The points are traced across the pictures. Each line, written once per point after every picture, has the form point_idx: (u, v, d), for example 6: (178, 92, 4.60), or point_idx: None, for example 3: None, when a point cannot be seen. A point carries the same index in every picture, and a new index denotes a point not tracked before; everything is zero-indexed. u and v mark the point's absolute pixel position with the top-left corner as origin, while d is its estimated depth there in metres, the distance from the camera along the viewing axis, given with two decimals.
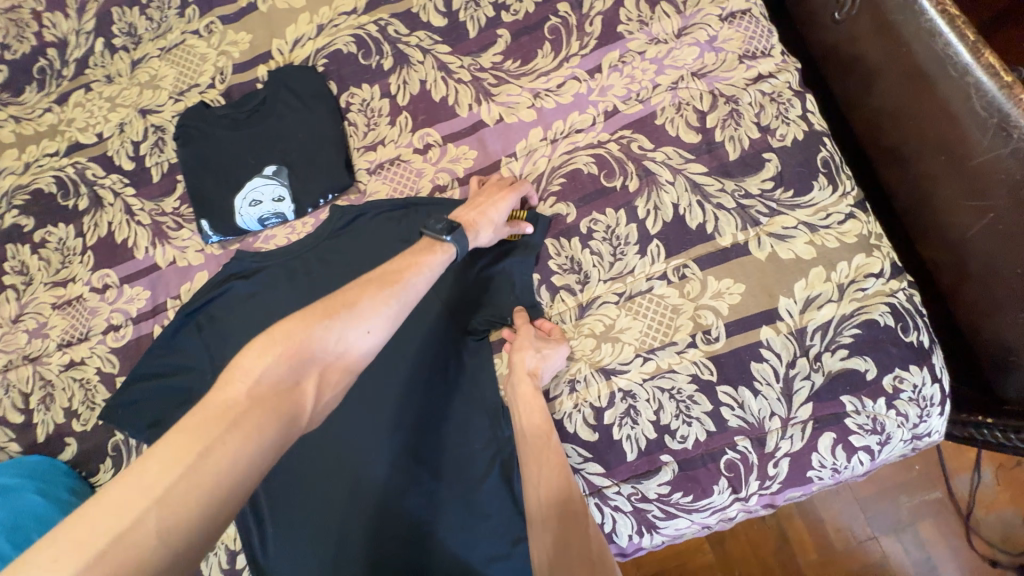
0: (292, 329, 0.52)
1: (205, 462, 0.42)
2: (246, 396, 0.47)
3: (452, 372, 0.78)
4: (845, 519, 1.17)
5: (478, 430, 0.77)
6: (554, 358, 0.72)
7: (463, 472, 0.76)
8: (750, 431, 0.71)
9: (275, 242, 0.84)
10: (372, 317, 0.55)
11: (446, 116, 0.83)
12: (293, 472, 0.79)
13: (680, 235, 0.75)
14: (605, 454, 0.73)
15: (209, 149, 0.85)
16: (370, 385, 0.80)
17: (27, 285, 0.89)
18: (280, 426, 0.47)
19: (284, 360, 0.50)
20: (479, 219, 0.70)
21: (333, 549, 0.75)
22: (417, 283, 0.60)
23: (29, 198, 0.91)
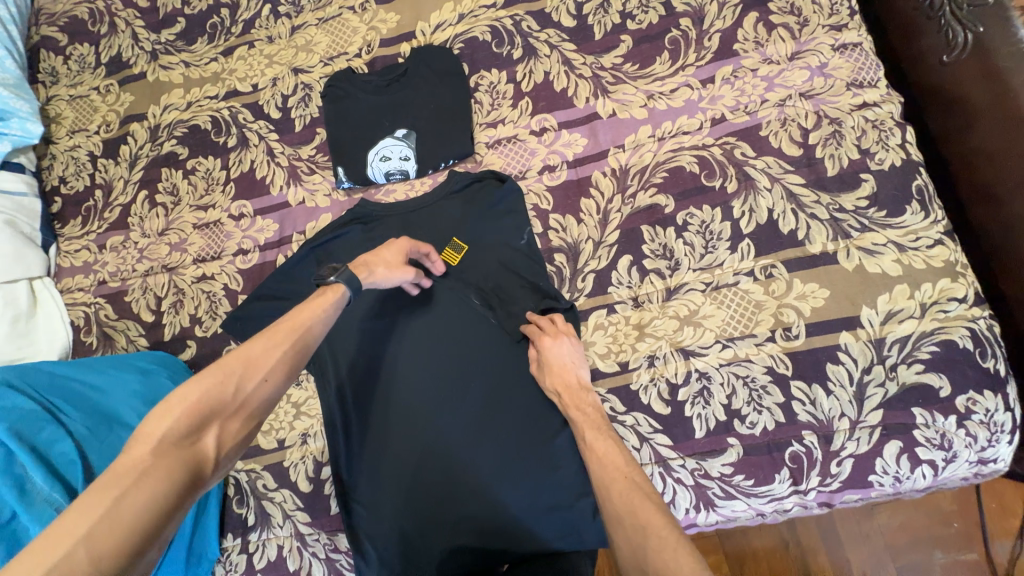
0: (189, 392, 0.54)
1: (118, 508, 0.46)
2: (149, 453, 0.50)
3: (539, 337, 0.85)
4: (873, 565, 1.18)
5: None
6: (561, 348, 0.78)
7: (539, 432, 0.81)
8: (818, 427, 0.75)
9: (395, 197, 0.94)
10: (271, 365, 0.59)
11: (564, 105, 0.92)
12: (381, 407, 0.86)
13: (771, 237, 0.81)
14: (674, 428, 0.78)
15: (351, 108, 0.97)
16: (463, 339, 0.86)
17: (175, 205, 1.02)
18: (181, 476, 0.51)
19: (184, 419, 0.53)
20: (366, 262, 0.76)
21: (411, 482, 0.83)
22: (319, 318, 0.65)
23: (186, 132, 1.05)
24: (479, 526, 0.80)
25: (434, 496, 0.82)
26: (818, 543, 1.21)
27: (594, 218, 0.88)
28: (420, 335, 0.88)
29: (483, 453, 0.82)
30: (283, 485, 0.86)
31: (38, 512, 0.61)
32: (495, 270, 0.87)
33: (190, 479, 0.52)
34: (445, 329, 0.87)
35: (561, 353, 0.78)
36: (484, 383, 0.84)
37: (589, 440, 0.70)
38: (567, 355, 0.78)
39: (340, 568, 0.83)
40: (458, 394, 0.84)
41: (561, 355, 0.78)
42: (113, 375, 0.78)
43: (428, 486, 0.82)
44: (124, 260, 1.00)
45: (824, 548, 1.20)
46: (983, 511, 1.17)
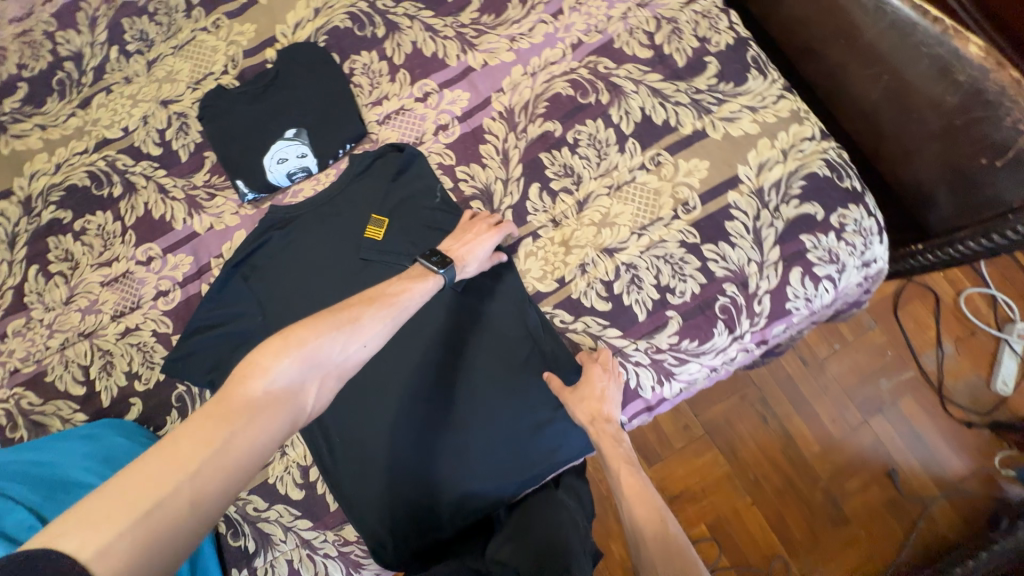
0: (305, 336, 0.58)
1: (236, 440, 0.48)
2: (265, 393, 0.53)
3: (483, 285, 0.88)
4: (839, 411, 1.45)
5: (516, 334, 0.85)
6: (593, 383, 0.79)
7: (508, 370, 0.84)
8: (734, 277, 0.85)
9: (304, 194, 0.95)
10: (368, 335, 0.64)
11: (439, 67, 0.97)
12: (351, 398, 0.86)
13: (650, 131, 0.90)
14: (620, 319, 0.86)
15: (234, 123, 0.96)
16: (411, 309, 0.88)
17: (74, 270, 0.97)
18: (286, 423, 0.53)
19: (298, 363, 0.56)
20: (466, 255, 0.81)
21: (400, 458, 0.83)
22: (410, 300, 0.71)
23: (64, 194, 0.99)
24: (476, 467, 0.82)
25: (427, 464, 0.83)
26: (793, 412, 1.46)
27: (496, 159, 0.93)
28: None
29: (459, 401, 0.84)
30: (275, 501, 0.85)
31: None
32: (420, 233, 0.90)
33: (290, 427, 0.54)
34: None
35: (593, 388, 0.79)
36: (444, 342, 0.86)
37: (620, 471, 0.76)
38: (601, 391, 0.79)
39: (355, 558, 0.84)
40: (423, 361, 0.86)
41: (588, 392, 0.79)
42: (58, 447, 0.75)
43: (417, 457, 0.83)
44: (33, 342, 0.94)
45: (798, 413, 1.46)
46: (906, 334, 1.49)
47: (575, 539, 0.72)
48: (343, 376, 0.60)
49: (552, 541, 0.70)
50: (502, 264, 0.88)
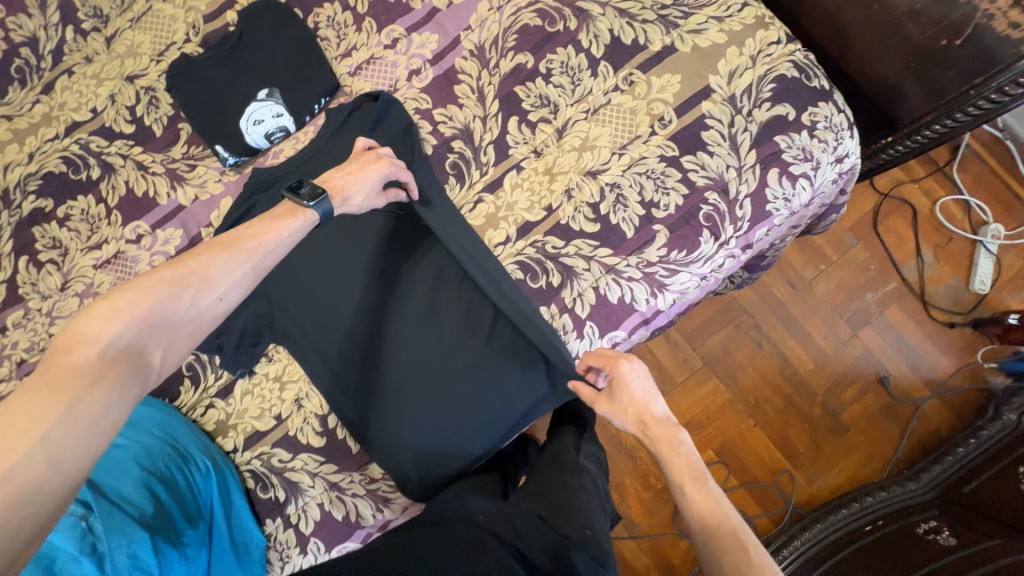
0: (137, 299, 0.52)
1: (76, 408, 0.45)
2: (98, 356, 0.48)
3: (466, 227, 0.90)
4: (828, 326, 1.51)
5: (501, 269, 0.88)
6: (632, 385, 0.75)
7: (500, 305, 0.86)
8: (715, 185, 0.88)
9: (285, 155, 0.96)
10: (229, 284, 0.57)
11: (403, 11, 0.96)
12: (361, 351, 0.90)
13: (620, 52, 0.91)
14: (609, 238, 0.88)
15: (204, 89, 0.95)
16: (405, 259, 0.91)
17: (65, 256, 0.97)
18: (133, 381, 0.49)
19: (138, 322, 0.51)
20: (346, 184, 0.74)
21: (412, 401, 0.88)
22: (278, 240, 0.62)
23: (42, 182, 0.99)
24: (484, 395, 0.87)
25: (438, 402, 0.87)
26: (785, 333, 1.52)
27: (472, 98, 0.94)
28: (366, 273, 0.91)
29: (456, 338, 0.88)
30: (299, 451, 0.88)
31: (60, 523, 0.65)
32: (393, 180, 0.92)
33: (143, 386, 0.50)
34: (389, 258, 0.91)
35: (635, 388, 0.75)
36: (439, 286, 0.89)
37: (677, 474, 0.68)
38: (642, 388, 0.75)
39: (383, 494, 0.88)
40: (417, 310, 0.89)
41: (624, 397, 0.75)
42: None
43: (428, 398, 0.87)
44: (35, 331, 0.95)
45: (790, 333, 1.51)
46: (888, 249, 1.53)
47: (591, 492, 0.77)
48: (198, 333, 0.56)
49: (570, 490, 0.75)
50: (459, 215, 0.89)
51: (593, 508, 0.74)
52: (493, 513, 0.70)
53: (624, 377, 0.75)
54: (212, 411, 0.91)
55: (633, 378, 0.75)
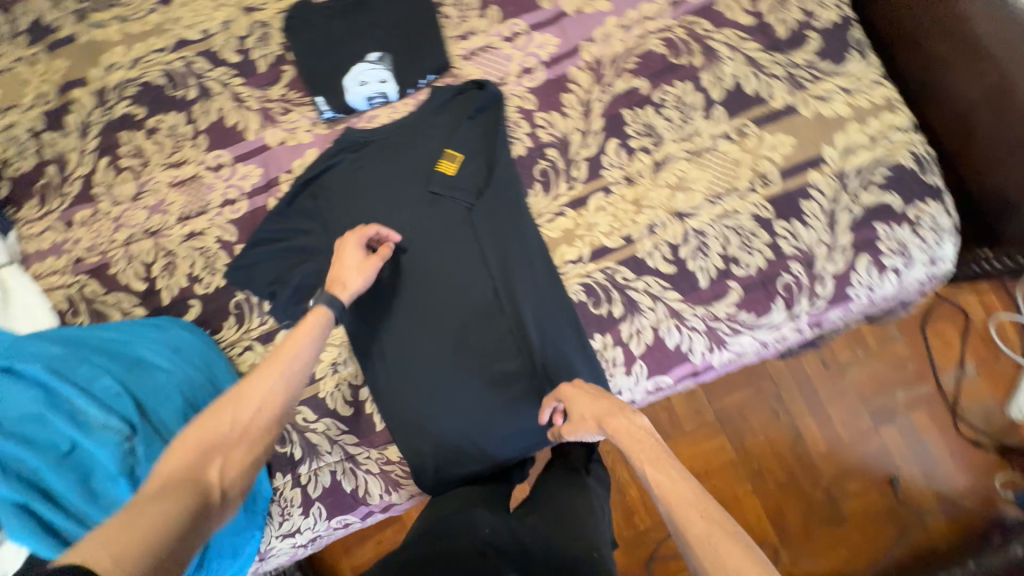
0: (200, 432, 0.54)
1: (138, 519, 0.43)
2: (160, 483, 0.49)
3: (534, 236, 0.88)
4: (852, 416, 1.47)
5: (558, 288, 0.86)
6: (574, 396, 0.74)
7: (548, 318, 0.86)
8: (802, 256, 0.85)
9: (379, 121, 0.95)
10: (262, 394, 0.58)
11: (531, 8, 0.96)
12: (405, 334, 0.88)
13: (739, 100, 0.89)
14: (682, 282, 0.86)
15: (318, 38, 0.95)
16: (469, 252, 0.89)
17: (144, 166, 0.98)
18: (192, 498, 0.48)
19: (195, 451, 0.52)
20: (341, 274, 0.77)
21: (445, 395, 0.87)
22: (302, 345, 0.64)
23: (139, 91, 1.00)
24: (512, 407, 0.86)
25: (471, 402, 0.87)
26: (806, 411, 1.48)
27: (577, 110, 0.93)
28: (427, 256, 0.89)
29: (498, 345, 0.87)
30: (323, 415, 0.88)
31: (98, 441, 0.64)
32: (475, 168, 0.90)
33: (200, 502, 0.48)
34: (453, 246, 0.89)
35: (578, 394, 0.74)
36: (496, 287, 0.88)
37: (646, 470, 0.56)
38: (584, 391, 0.74)
39: (395, 478, 0.88)
40: (466, 304, 0.88)
41: (574, 410, 0.73)
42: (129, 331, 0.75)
43: (462, 396, 0.87)
44: (99, 232, 0.96)
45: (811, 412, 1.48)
46: (930, 351, 1.48)
47: (606, 523, 0.73)
48: (252, 446, 0.55)
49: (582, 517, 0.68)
50: (527, 217, 0.89)
51: (603, 530, 0.67)
52: (500, 530, 0.66)
53: (581, 390, 0.74)
54: (248, 354, 0.91)
55: (575, 390, 0.75)
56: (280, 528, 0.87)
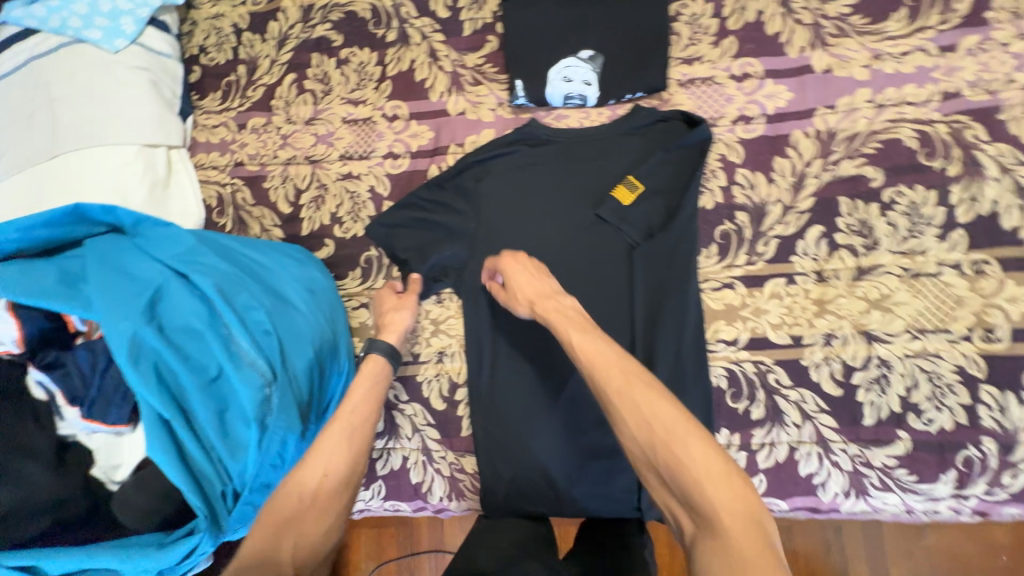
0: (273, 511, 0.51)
1: None
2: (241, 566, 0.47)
3: (693, 299, 0.79)
4: None
5: (700, 364, 0.78)
6: (510, 269, 0.74)
7: (680, 390, 0.77)
8: (1001, 436, 0.71)
9: (567, 122, 0.89)
10: (322, 462, 0.55)
11: (774, 52, 0.84)
12: (522, 350, 0.83)
13: (991, 232, 0.75)
14: (842, 411, 0.75)
15: (535, 16, 0.89)
16: (616, 290, 0.82)
17: (325, 94, 0.97)
18: None
19: (269, 531, 0.50)
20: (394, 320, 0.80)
21: (542, 426, 0.81)
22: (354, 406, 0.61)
23: (343, 18, 0.99)
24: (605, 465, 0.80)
25: (566, 443, 0.81)
26: None
27: (786, 180, 0.81)
28: (570, 278, 0.83)
29: None
30: (415, 399, 0.85)
31: (247, 376, 0.55)
32: (654, 207, 0.82)
33: None
34: (603, 279, 0.82)
35: (518, 271, 0.74)
36: (633, 335, 0.79)
37: (571, 339, 0.62)
38: (528, 268, 0.74)
39: (462, 488, 0.84)
40: None
41: (511, 284, 0.74)
42: (272, 258, 0.73)
43: (559, 434, 0.81)
44: (266, 144, 0.97)
45: None
46: None
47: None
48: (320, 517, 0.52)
49: None
50: (691, 278, 0.80)
51: None
52: None
53: (515, 264, 0.74)
54: (362, 311, 0.89)
55: (513, 265, 0.74)
56: None
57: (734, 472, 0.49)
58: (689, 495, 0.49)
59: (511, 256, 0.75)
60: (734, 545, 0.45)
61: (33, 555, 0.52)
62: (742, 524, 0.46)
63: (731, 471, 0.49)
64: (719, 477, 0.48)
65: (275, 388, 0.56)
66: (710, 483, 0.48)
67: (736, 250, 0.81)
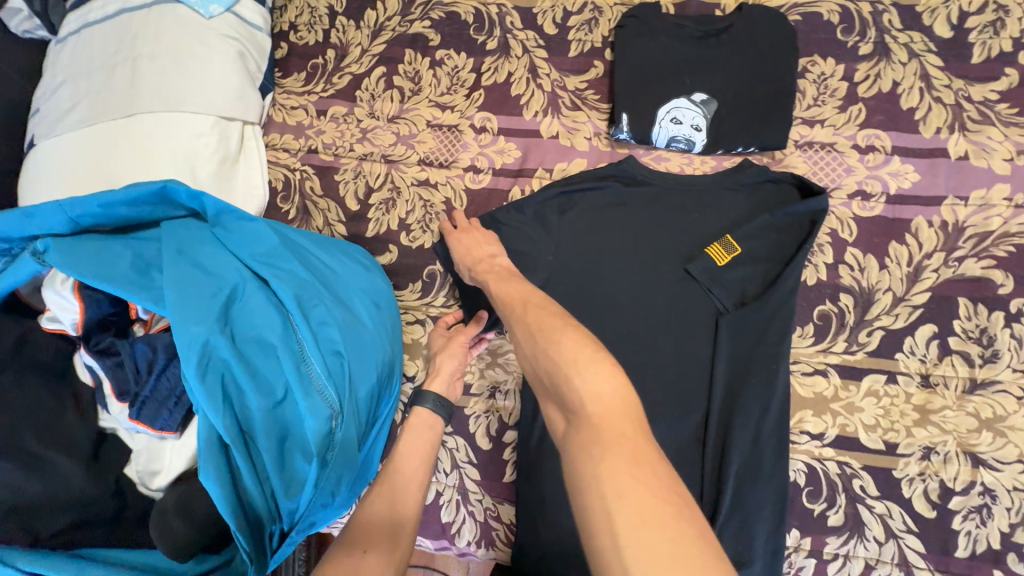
0: None
1: None
2: None
3: (781, 380, 0.72)
4: None
5: (780, 454, 0.70)
6: (457, 240, 0.76)
7: (753, 479, 0.70)
8: None
9: (668, 166, 0.83)
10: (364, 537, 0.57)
11: (906, 128, 0.78)
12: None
13: None
14: (933, 535, 0.67)
15: (651, 49, 0.83)
16: (696, 355, 0.74)
17: (413, 93, 0.93)
18: None
19: None
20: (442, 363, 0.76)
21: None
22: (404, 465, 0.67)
23: (443, 17, 0.94)
24: None
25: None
26: None
27: (902, 268, 0.74)
28: (647, 333, 0.76)
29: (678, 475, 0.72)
30: (459, 433, 0.80)
31: (314, 403, 0.49)
32: (751, 273, 0.76)
33: None
34: (684, 341, 0.75)
35: (465, 239, 0.76)
36: (709, 407, 0.72)
37: (497, 288, 0.64)
38: (477, 237, 0.76)
39: (494, 537, 0.78)
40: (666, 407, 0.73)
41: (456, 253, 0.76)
42: (341, 264, 0.68)
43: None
44: (343, 135, 0.93)
45: None
46: None
47: None
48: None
49: None
50: (782, 356, 0.73)
51: None
52: None
53: (461, 234, 0.77)
54: (417, 328, 0.84)
55: (463, 235, 0.77)
56: None
57: (603, 353, 0.47)
58: (558, 390, 0.48)
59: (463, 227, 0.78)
60: (596, 426, 0.43)
61: (58, 564, 0.46)
62: (607, 406, 0.44)
63: (599, 355, 0.47)
64: (585, 362, 0.47)
65: (341, 420, 0.51)
66: (575, 369, 0.47)
67: (836, 335, 0.74)
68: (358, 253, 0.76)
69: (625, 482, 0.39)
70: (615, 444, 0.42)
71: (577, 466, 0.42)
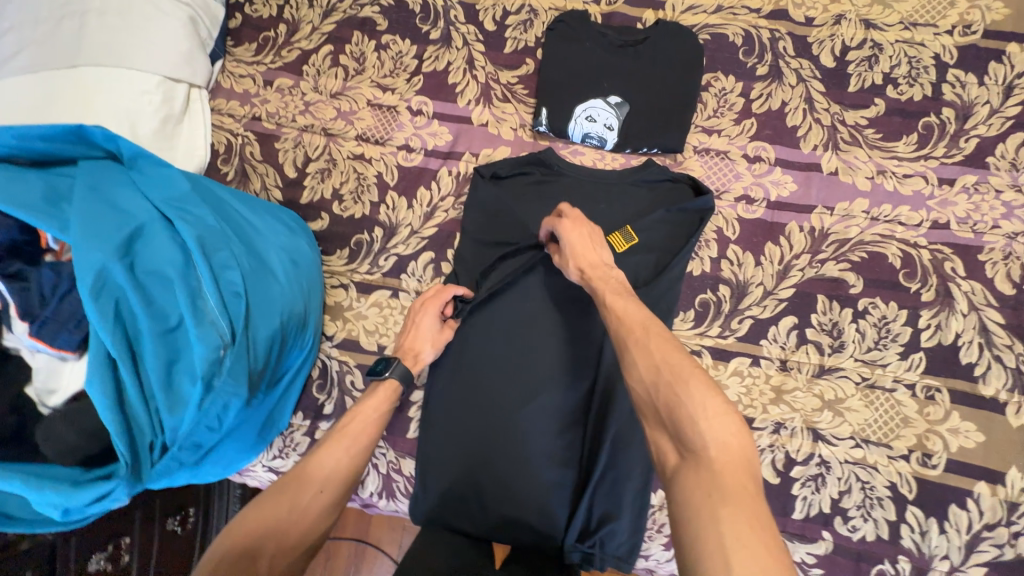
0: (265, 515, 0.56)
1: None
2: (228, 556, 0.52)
3: None
4: None
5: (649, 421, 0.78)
6: (569, 235, 0.73)
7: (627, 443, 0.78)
8: (916, 557, 0.73)
9: (581, 159, 0.91)
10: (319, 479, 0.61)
11: (789, 143, 0.88)
12: (488, 366, 0.82)
13: (948, 363, 0.78)
14: (776, 499, 0.77)
15: (574, 52, 0.91)
16: (589, 330, 0.82)
17: (357, 72, 0.98)
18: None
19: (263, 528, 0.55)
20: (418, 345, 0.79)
21: (489, 448, 0.80)
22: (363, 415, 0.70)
23: (391, 5, 1.00)
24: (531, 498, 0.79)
25: (506, 469, 0.80)
26: None
27: (774, 266, 0.84)
28: (550, 310, 0.83)
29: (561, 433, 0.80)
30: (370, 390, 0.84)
31: (205, 333, 0.54)
32: (643, 260, 0.83)
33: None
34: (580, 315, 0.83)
35: (577, 238, 0.73)
36: (595, 379, 0.80)
37: (607, 299, 0.66)
38: (585, 237, 0.73)
39: (395, 489, 0.84)
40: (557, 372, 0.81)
41: (564, 245, 0.74)
42: (266, 222, 0.73)
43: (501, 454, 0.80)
44: (287, 106, 0.97)
45: None
46: None
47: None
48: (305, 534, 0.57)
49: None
50: None
51: None
52: None
53: (575, 229, 0.74)
54: (340, 291, 0.89)
55: (574, 230, 0.74)
56: (270, 460, 0.83)
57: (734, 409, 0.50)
58: (681, 429, 0.50)
59: (575, 221, 0.75)
60: (717, 473, 0.47)
61: None
62: (730, 458, 0.48)
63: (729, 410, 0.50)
64: (715, 413, 0.50)
65: (230, 351, 0.56)
66: (704, 418, 0.50)
67: (713, 320, 0.83)
68: (286, 215, 0.80)
69: (745, 532, 0.43)
70: (737, 496, 0.46)
71: (693, 505, 0.46)
